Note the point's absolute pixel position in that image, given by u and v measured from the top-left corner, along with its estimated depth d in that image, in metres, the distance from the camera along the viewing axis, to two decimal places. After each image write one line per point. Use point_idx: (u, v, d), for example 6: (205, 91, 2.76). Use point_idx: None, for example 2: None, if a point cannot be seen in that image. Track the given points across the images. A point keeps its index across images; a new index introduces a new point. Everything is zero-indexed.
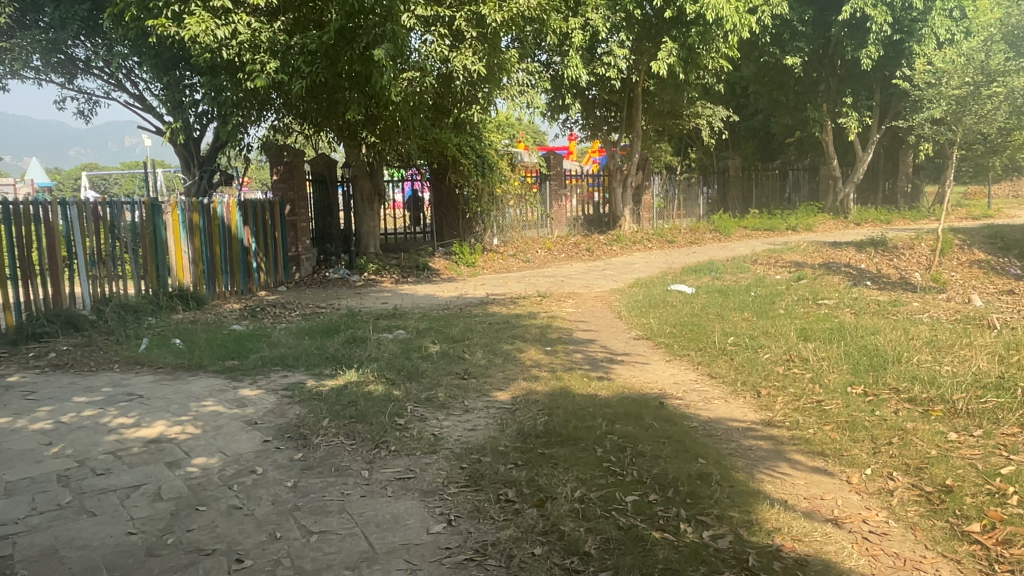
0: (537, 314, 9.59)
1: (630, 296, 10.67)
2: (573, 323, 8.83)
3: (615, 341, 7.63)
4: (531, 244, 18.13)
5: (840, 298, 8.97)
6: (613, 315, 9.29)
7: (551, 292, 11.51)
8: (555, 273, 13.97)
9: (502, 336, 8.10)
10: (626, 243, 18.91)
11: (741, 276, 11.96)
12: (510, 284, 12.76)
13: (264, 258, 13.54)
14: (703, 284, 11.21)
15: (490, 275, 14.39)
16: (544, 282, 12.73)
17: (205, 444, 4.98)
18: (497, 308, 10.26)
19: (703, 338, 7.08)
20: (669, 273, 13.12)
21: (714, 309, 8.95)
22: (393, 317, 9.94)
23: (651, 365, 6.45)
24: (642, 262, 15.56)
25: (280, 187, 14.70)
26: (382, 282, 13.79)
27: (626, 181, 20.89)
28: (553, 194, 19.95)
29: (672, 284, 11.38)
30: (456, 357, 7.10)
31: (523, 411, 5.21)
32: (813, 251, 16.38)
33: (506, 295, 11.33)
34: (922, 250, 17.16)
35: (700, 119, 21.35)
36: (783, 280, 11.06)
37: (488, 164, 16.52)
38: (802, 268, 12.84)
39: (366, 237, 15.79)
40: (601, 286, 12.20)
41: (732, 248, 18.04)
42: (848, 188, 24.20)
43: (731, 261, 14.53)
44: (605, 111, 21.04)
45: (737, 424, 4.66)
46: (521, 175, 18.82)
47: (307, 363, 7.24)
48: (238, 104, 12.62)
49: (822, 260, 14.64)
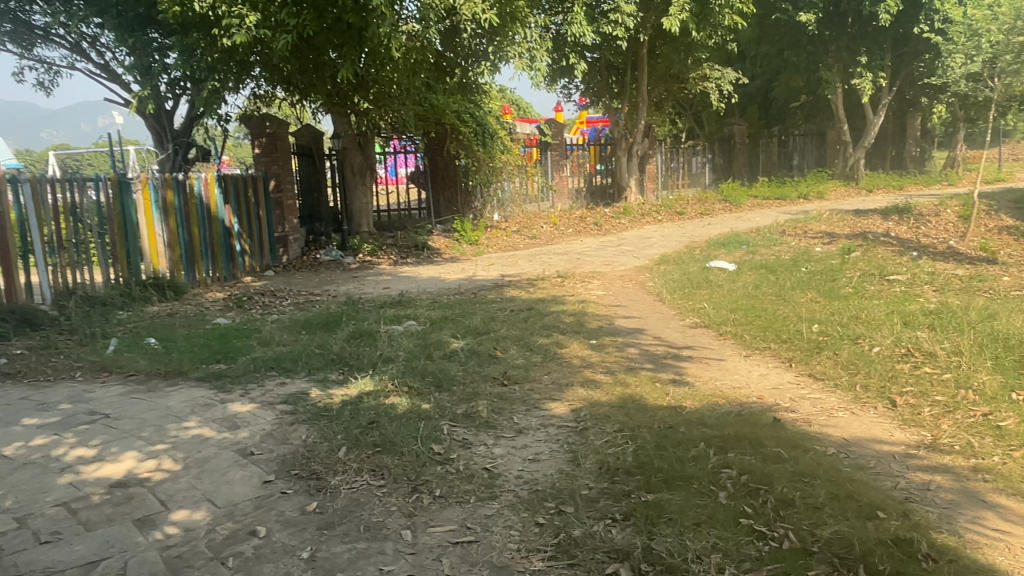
0: (565, 299, 8.44)
1: (663, 274, 9.55)
2: (610, 309, 7.69)
3: (670, 331, 6.50)
4: (536, 219, 16.92)
5: (910, 272, 7.91)
6: (651, 298, 8.17)
7: (572, 271, 10.35)
8: (568, 250, 12.82)
9: (533, 327, 6.96)
10: (635, 216, 17.71)
11: (778, 250, 10.87)
12: (522, 263, 11.59)
13: (248, 241, 12.26)
14: (740, 259, 10.12)
15: (497, 254, 13.21)
16: (560, 260, 11.55)
17: (186, 491, 3.82)
18: (516, 292, 9.09)
19: (780, 328, 5.94)
20: (696, 248, 12.01)
21: (769, 289, 7.83)
22: (401, 305, 8.76)
23: (729, 362, 5.33)
24: (658, 236, 14.44)
25: (263, 161, 13.39)
26: (379, 263, 12.57)
27: (631, 150, 19.67)
28: (556, 165, 18.78)
29: (705, 261, 10.28)
30: (487, 356, 5.96)
31: (593, 433, 4.07)
32: (838, 219, 15.32)
33: (522, 277, 10.16)
34: (949, 216, 16.19)
35: (707, 83, 20.16)
36: (829, 253, 9.99)
37: (488, 133, 15.22)
38: (840, 240, 11.75)
39: (359, 215, 14.59)
40: (625, 263, 11.08)
41: (748, 219, 16.96)
42: (859, 153, 23.07)
43: (756, 233, 13.43)
44: (608, 75, 19.77)
45: (889, 448, 3.56)
46: (522, 144, 17.57)
47: (308, 367, 6.07)
48: (214, 66, 11.41)
49: (853, 230, 13.58)
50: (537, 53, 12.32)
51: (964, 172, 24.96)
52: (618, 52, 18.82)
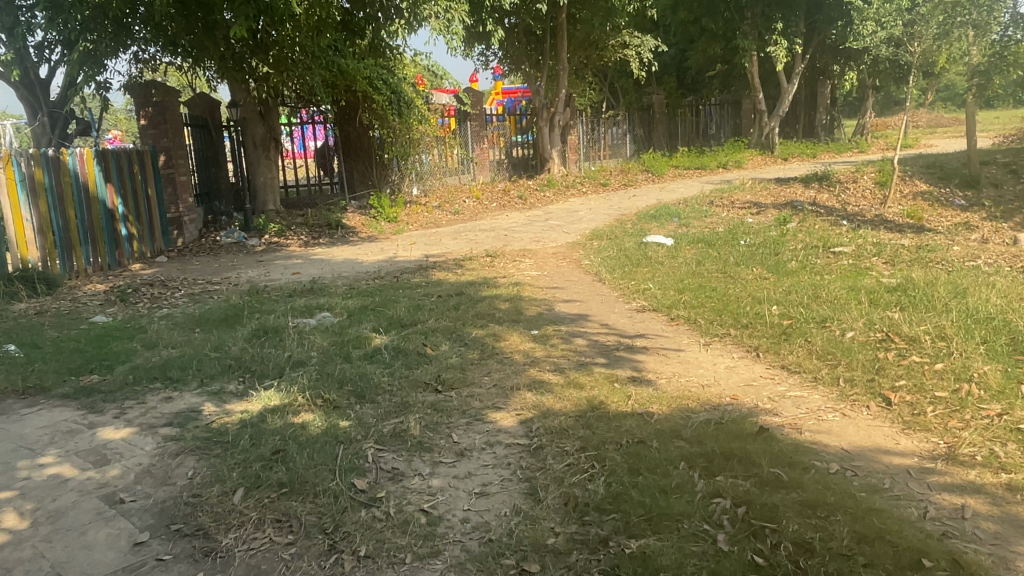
0: (496, 282, 7.69)
1: (597, 251, 8.93)
2: (546, 292, 7.00)
3: (616, 316, 5.86)
4: (457, 194, 16.03)
5: (854, 244, 7.56)
6: (590, 278, 7.53)
7: (499, 250, 9.60)
8: (493, 226, 12.07)
9: (464, 317, 6.19)
10: (559, 188, 17.10)
11: (711, 222, 10.45)
12: (444, 242, 10.76)
13: (136, 222, 10.93)
14: (675, 232, 9.62)
15: (417, 232, 12.32)
16: (485, 238, 10.79)
17: (28, 564, 2.92)
18: (441, 276, 8.28)
19: (738, 310, 5.37)
20: (626, 221, 11.48)
21: (714, 265, 7.34)
22: (312, 294, 7.80)
23: (689, 353, 4.73)
24: (585, 209, 13.88)
25: (150, 134, 12.00)
26: (287, 245, 11.49)
27: (552, 120, 18.93)
28: (475, 136, 17.92)
29: (639, 235, 9.73)
30: (415, 355, 5.17)
31: (550, 453, 3.38)
32: (761, 188, 15.17)
33: (446, 257, 9.34)
34: (865, 184, 16.33)
35: (628, 50, 19.67)
36: (764, 224, 9.63)
37: (403, 102, 14.16)
38: (770, 210, 11.48)
39: (264, 192, 13.37)
40: (555, 239, 10.42)
41: (673, 189, 16.66)
42: (774, 122, 23.13)
43: (684, 204, 13.05)
44: (527, 42, 18.98)
45: (900, 461, 3.04)
46: (439, 114, 16.60)
47: (202, 377, 5.12)
48: (86, 25, 10.07)
49: (779, 199, 13.40)
50: (454, 13, 11.44)
51: (872, 139, 25.57)
52: (537, 17, 18.06)
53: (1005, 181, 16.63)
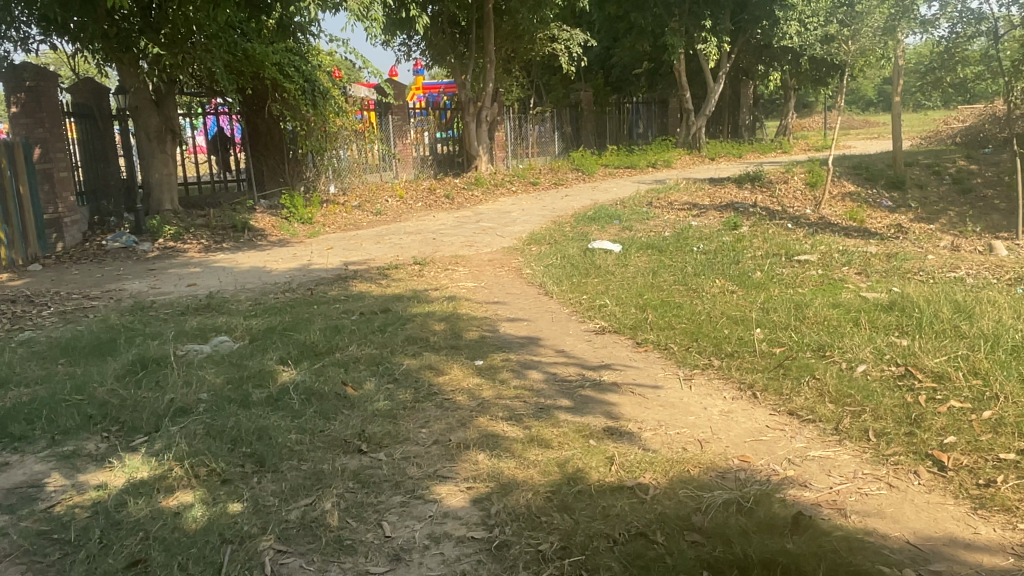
0: (427, 295, 6.70)
1: (538, 258, 8.07)
2: (487, 308, 6.08)
3: (573, 341, 4.99)
4: (379, 193, 14.89)
5: (817, 251, 6.97)
6: (534, 291, 6.64)
7: (428, 257, 8.60)
8: (421, 229, 11.07)
9: (392, 343, 5.19)
10: (487, 187, 16.19)
11: (655, 225, 9.77)
12: (366, 248, 9.67)
13: (3, 226, 9.28)
14: (620, 238, 8.88)
15: (335, 234, 11.16)
16: (411, 243, 9.77)
17: None
18: (363, 289, 7.22)
19: (717, 334, 4.58)
20: (563, 223, 10.69)
21: (672, 275, 6.59)
22: (208, 313, 6.62)
23: (669, 391, 3.92)
24: (517, 210, 13.04)
25: (22, 122, 10.29)
26: (186, 250, 10.14)
27: (480, 115, 17.99)
28: (397, 131, 16.82)
29: (580, 240, 8.93)
30: (331, 399, 4.15)
31: (520, 560, 2.47)
32: (697, 188, 14.72)
33: (369, 266, 8.28)
34: (796, 184, 16.15)
35: (557, 44, 18.99)
36: (713, 228, 9.01)
37: (319, 93, 12.95)
38: (712, 212, 10.95)
39: (159, 190, 11.93)
40: (489, 244, 9.51)
41: (606, 189, 16.02)
42: (702, 120, 22.87)
43: (622, 205, 12.40)
44: (451, 33, 17.98)
45: (989, 561, 2.31)
46: (359, 106, 15.41)
47: (51, 434, 3.94)
48: None
49: (717, 200, 12.93)
50: None
51: (794, 140, 25.81)
52: (463, 6, 17.13)
53: (929, 182, 16.81)
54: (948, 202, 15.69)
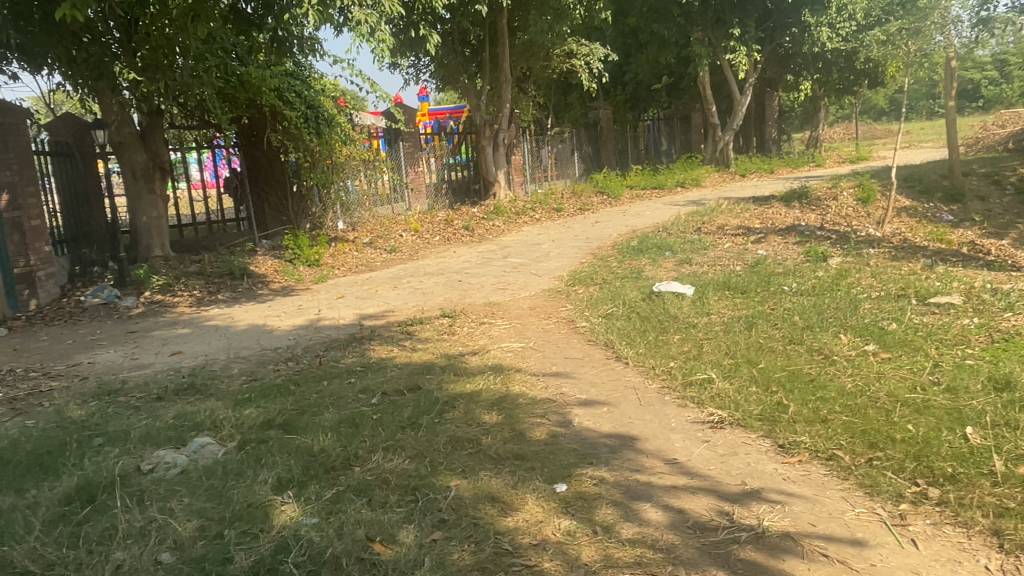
0: (466, 365, 5.29)
1: (592, 305, 6.63)
2: (549, 385, 4.66)
3: (684, 443, 3.56)
4: (392, 227, 13.56)
5: (954, 292, 5.50)
6: (601, 354, 5.21)
7: (458, 308, 7.19)
8: (442, 269, 9.67)
9: (429, 449, 3.78)
10: (509, 216, 14.80)
11: (719, 257, 8.32)
12: (381, 296, 8.26)
13: None
14: (684, 275, 7.44)
15: (345, 278, 9.77)
16: (434, 289, 8.38)
17: None
18: (384, 356, 5.82)
19: (910, 441, 3.18)
20: (606, 257, 9.26)
21: (778, 329, 5.14)
22: (187, 401, 5.19)
23: (885, 558, 2.51)
24: (546, 241, 11.62)
25: None
26: (175, 305, 8.79)
27: (497, 138, 16.70)
28: (409, 158, 15.54)
29: (635, 281, 7.50)
30: (351, 571, 2.72)
31: None
32: (741, 209, 13.24)
33: (388, 322, 6.87)
34: (846, 200, 14.65)
35: (575, 60, 17.71)
36: (795, 258, 7.55)
37: (323, 120, 11.64)
38: (775, 239, 9.50)
39: (148, 234, 10.68)
40: (526, 287, 8.08)
41: (639, 213, 14.61)
42: (729, 135, 21.46)
43: (664, 232, 10.94)
44: (462, 52, 16.77)
45: None
46: (367, 134, 14.14)
47: None
48: None
49: (770, 222, 11.46)
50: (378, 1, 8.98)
51: (824, 152, 24.41)
52: (475, 21, 15.92)
53: (990, 194, 15.26)
54: (1015, 214, 14.12)
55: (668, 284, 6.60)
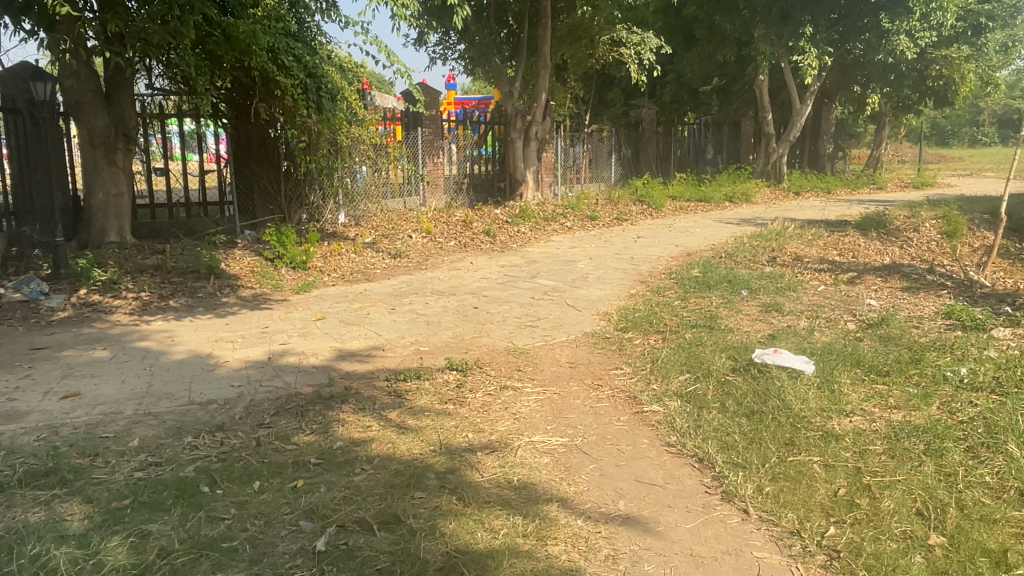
0: (479, 481, 3.31)
1: (662, 373, 4.65)
2: (622, 554, 2.68)
3: None
4: (401, 225, 11.65)
5: None
6: (698, 482, 3.25)
7: (471, 356, 5.21)
8: (454, 288, 7.69)
9: None
10: (537, 221, 12.81)
11: (818, 307, 6.28)
12: (372, 323, 6.30)
13: None
14: (783, 336, 5.41)
15: (334, 290, 7.82)
16: (441, 320, 6.41)
17: None
18: (355, 440, 3.84)
19: None
20: (662, 291, 7.22)
21: (987, 470, 3.18)
22: (27, 505, 3.26)
23: None
24: (580, 258, 9.60)
25: None
26: (115, 312, 6.88)
27: (529, 131, 14.72)
28: (427, 147, 13.62)
29: (715, 337, 5.48)
30: None
31: None
32: (812, 235, 11.22)
33: (373, 372, 4.91)
34: (929, 234, 12.56)
35: (623, 49, 15.67)
36: (932, 323, 5.55)
37: (326, 93, 9.58)
38: (877, 286, 7.49)
39: (103, 214, 8.81)
40: (563, 328, 6.09)
41: (687, 231, 12.61)
42: (784, 147, 19.35)
43: (729, 258, 8.93)
44: (495, 31, 14.81)
45: None
46: (380, 116, 12.25)
47: None
48: None
49: (854, 258, 9.43)
50: None
51: (883, 174, 22.23)
52: None
53: None
54: None
55: (777, 353, 4.54)
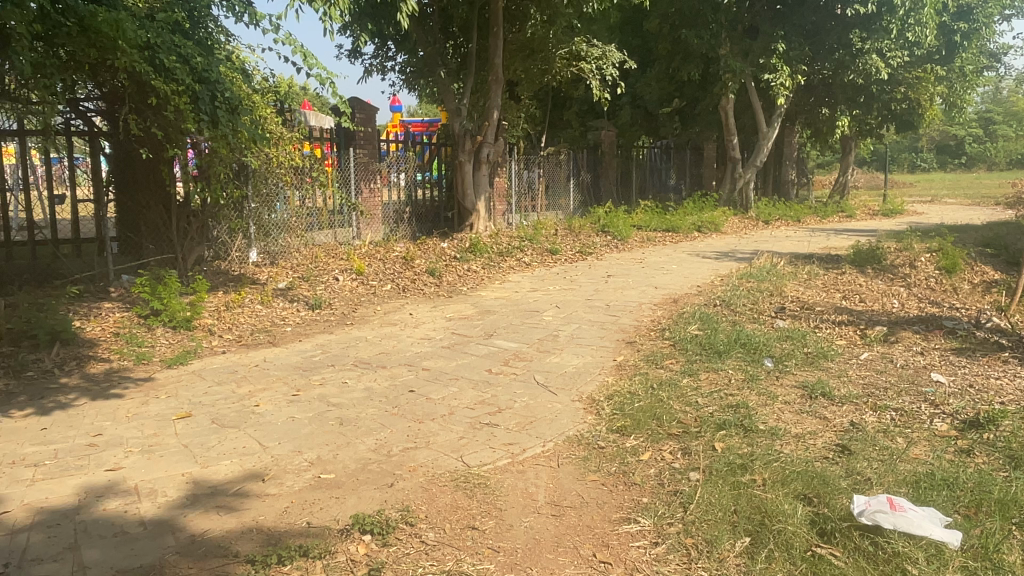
0: None
1: (711, 543, 2.87)
2: None
3: None
4: (328, 265, 9.69)
5: None
6: None
7: (399, 499, 3.33)
8: (383, 359, 5.77)
9: None
10: (489, 256, 11.01)
11: (882, 392, 4.59)
12: (259, 425, 4.36)
13: None
14: (862, 451, 3.68)
15: (221, 363, 5.83)
16: (360, 415, 4.49)
17: None
18: None
19: None
20: (661, 362, 5.45)
21: None
22: None
23: None
24: (545, 307, 7.82)
25: None
26: None
27: (479, 153, 12.97)
28: (362, 170, 11.75)
29: (764, 452, 3.70)
30: None
31: None
32: (808, 274, 9.71)
33: (236, 542, 2.99)
34: (928, 270, 11.23)
35: (583, 63, 14.09)
36: None
37: (224, 103, 7.55)
38: (926, 350, 5.89)
39: None
40: (534, 429, 4.25)
41: (663, 267, 10.99)
42: (751, 172, 18.09)
43: (728, 309, 7.27)
44: (440, 41, 13.03)
45: None
46: (303, 137, 10.36)
47: None
48: None
49: (870, 306, 7.89)
50: None
51: (850, 201, 21.23)
52: None
53: None
54: None
55: (897, 512, 2.79)
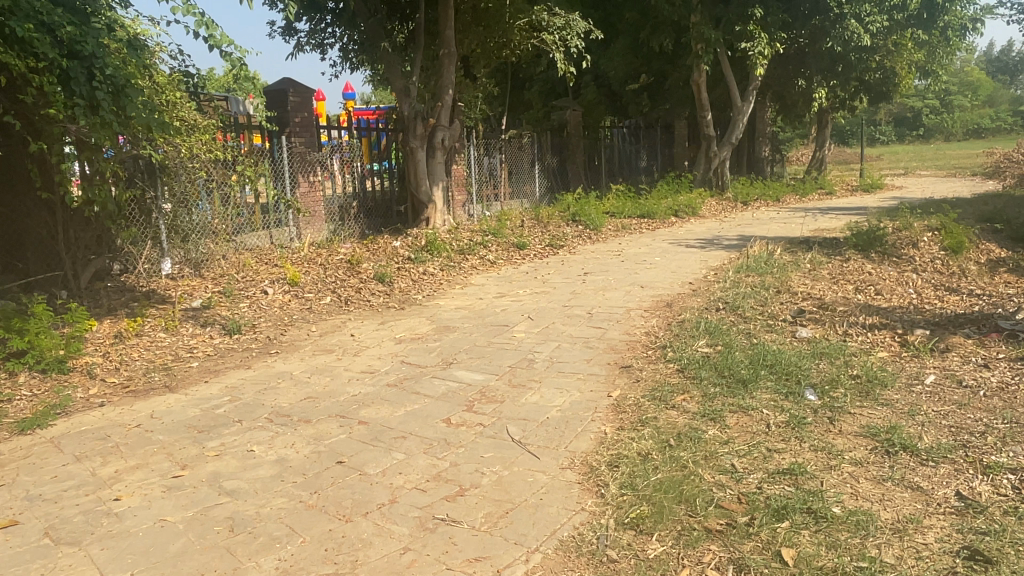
0: None
1: None
2: None
3: None
4: (258, 274, 8.24)
5: None
6: None
7: None
8: (309, 408, 4.40)
9: None
10: (448, 256, 9.64)
11: (980, 441, 3.39)
12: (108, 542, 2.97)
13: None
14: (1006, 561, 2.47)
15: (92, 423, 4.40)
16: (262, 512, 3.14)
17: None
18: None
19: None
20: (671, 399, 4.18)
21: None
22: None
23: None
24: (516, 319, 6.50)
25: None
26: None
27: (433, 138, 11.56)
28: (297, 161, 10.19)
29: (859, 570, 2.47)
30: None
31: None
32: (810, 263, 8.54)
33: None
34: (933, 250, 10.16)
35: (545, 36, 12.70)
36: None
37: (106, 83, 5.94)
38: (993, 364, 4.73)
39: None
40: (512, 527, 2.95)
41: (645, 260, 9.74)
42: (727, 150, 16.96)
43: (736, 314, 6.02)
44: (383, 13, 11.52)
45: None
46: (221, 124, 8.85)
47: None
48: None
49: (894, 304, 6.71)
50: None
51: (826, 177, 20.27)
52: None
53: None
54: None
55: None
